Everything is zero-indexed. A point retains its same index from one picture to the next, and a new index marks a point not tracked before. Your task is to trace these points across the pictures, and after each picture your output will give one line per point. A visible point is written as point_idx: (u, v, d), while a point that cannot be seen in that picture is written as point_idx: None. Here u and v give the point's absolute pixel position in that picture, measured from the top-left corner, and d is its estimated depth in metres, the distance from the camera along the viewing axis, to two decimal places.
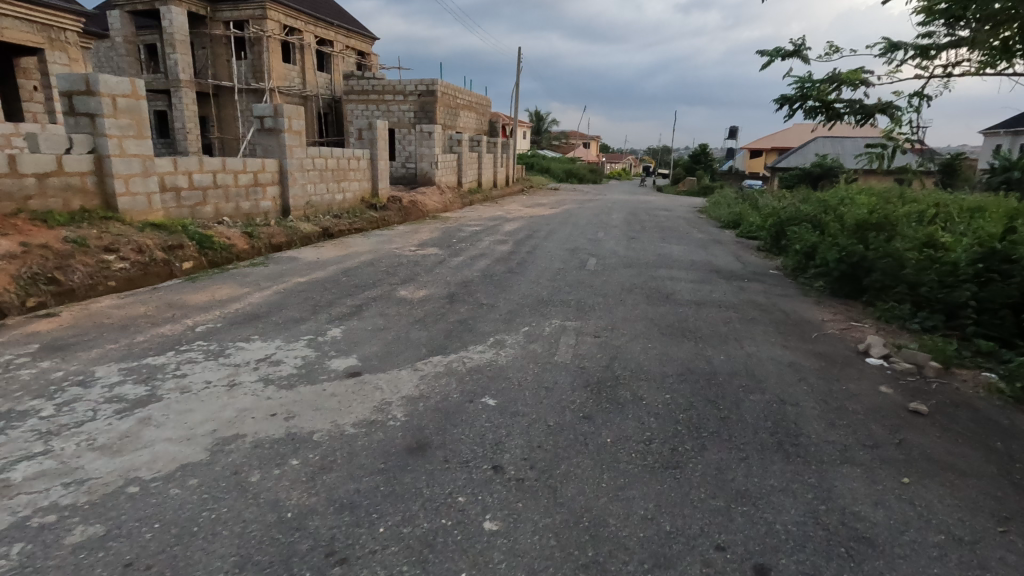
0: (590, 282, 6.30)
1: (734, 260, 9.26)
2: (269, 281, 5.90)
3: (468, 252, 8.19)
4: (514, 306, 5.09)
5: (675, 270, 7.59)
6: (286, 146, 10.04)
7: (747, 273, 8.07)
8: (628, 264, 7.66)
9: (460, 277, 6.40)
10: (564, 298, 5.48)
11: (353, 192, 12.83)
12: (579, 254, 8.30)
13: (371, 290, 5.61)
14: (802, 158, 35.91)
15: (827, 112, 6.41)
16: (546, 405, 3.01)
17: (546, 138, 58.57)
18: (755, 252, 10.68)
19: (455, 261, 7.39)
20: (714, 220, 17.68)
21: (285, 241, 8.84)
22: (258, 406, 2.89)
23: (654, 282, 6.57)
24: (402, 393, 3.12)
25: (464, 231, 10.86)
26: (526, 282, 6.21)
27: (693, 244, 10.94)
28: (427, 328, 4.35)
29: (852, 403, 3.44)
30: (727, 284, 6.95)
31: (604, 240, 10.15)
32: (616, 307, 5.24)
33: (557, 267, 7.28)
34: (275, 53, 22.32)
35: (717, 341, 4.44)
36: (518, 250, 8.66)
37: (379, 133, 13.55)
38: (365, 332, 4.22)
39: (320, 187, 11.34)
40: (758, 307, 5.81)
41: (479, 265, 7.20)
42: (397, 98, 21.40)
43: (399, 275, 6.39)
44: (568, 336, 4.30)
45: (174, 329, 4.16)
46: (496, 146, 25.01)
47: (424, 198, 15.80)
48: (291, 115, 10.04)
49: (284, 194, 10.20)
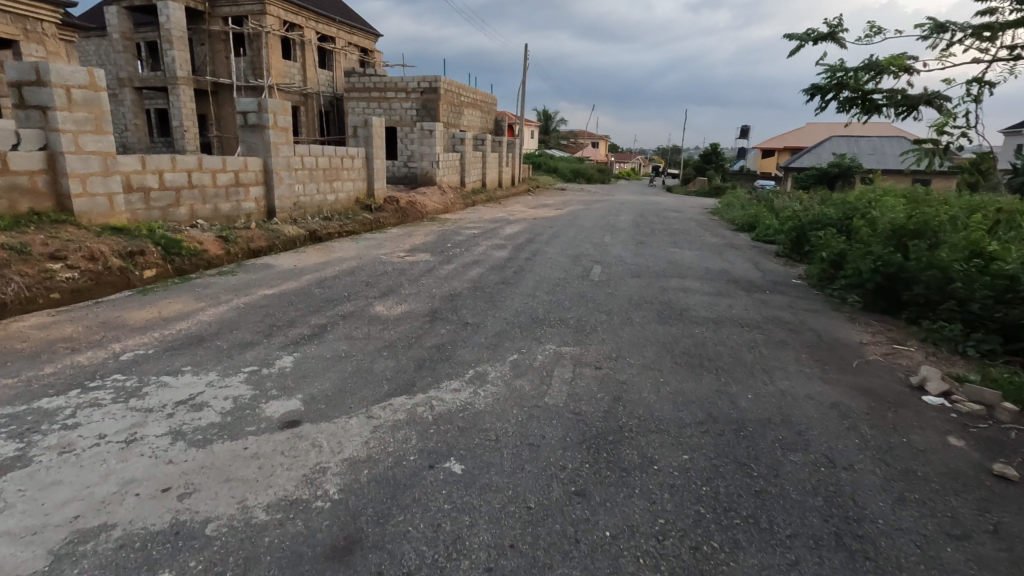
0: (593, 296, 5.59)
1: (751, 268, 8.51)
2: (231, 293, 5.25)
3: (461, 259, 7.51)
4: (503, 327, 4.40)
5: (689, 280, 6.86)
6: (270, 143, 9.42)
7: (767, 283, 7.31)
8: (636, 274, 6.94)
9: (448, 289, 5.72)
10: (562, 315, 4.79)
11: (347, 192, 12.19)
12: (582, 262, 7.59)
13: (344, 306, 4.94)
14: (817, 158, 34.90)
15: (864, 104, 5.64)
16: (527, 475, 2.32)
17: (554, 138, 57.81)
18: (773, 259, 9.91)
19: (445, 270, 6.71)
20: (726, 222, 16.89)
21: (265, 245, 8.19)
22: (149, 479, 2.21)
23: (665, 296, 5.85)
24: (344, 455, 2.44)
25: (461, 235, 10.18)
26: (521, 295, 5.53)
27: (707, 249, 10.19)
28: (397, 356, 3.68)
29: (919, 465, 2.71)
30: (748, 297, 6.21)
31: (612, 246, 9.42)
32: (623, 328, 4.52)
33: (557, 276, 6.58)
34: (275, 49, 21.76)
35: (742, 374, 3.71)
36: (517, 256, 7.97)
37: (374, 130, 12.93)
38: (321, 361, 3.55)
39: (311, 187, 10.73)
40: (786, 327, 5.07)
41: (471, 275, 6.51)
42: (399, 95, 20.80)
43: (379, 286, 5.73)
44: (562, 367, 3.59)
45: (94, 357, 3.50)
46: (501, 145, 24.32)
47: (423, 199, 15.14)
48: (276, 111, 9.44)
49: (269, 195, 9.58)
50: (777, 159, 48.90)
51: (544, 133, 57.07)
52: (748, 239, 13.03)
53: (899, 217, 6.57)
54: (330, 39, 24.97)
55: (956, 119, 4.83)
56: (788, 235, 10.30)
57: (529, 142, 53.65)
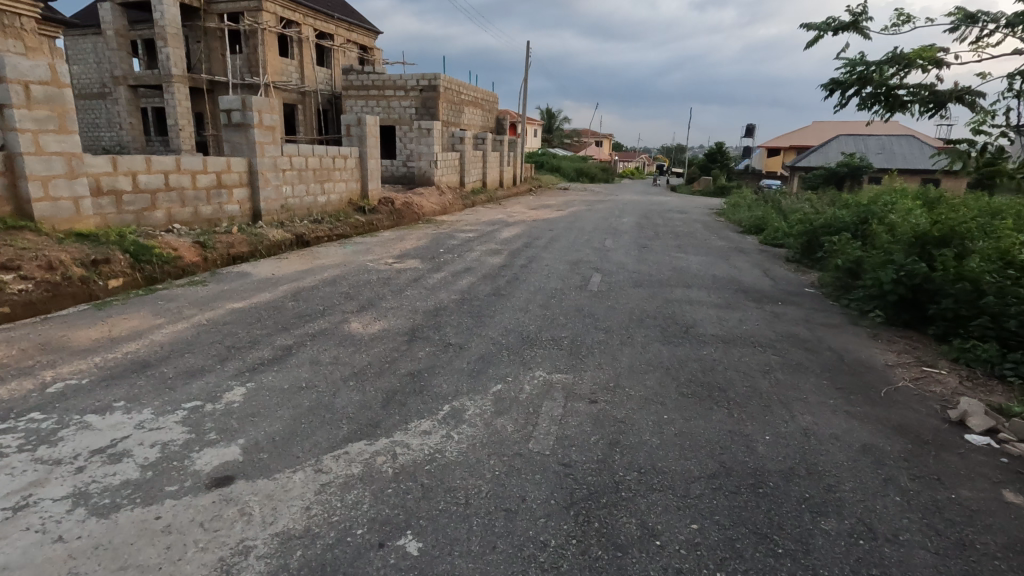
0: (591, 310, 5.15)
1: (761, 275, 8.03)
2: (196, 307, 4.82)
3: (452, 267, 7.07)
4: (489, 349, 3.96)
5: (695, 291, 6.39)
6: (255, 143, 9.00)
7: (779, 292, 6.83)
8: (638, 283, 6.48)
9: (434, 301, 5.28)
10: (555, 334, 4.34)
11: (339, 194, 11.77)
12: (581, 269, 7.15)
13: (317, 322, 4.51)
14: (824, 157, 34.36)
15: (888, 101, 5.17)
16: (499, 559, 1.88)
17: (557, 137, 57.33)
18: (783, 264, 9.43)
19: (434, 279, 6.27)
20: (732, 224, 16.39)
21: (247, 250, 7.76)
22: (24, 566, 1.77)
23: (669, 309, 5.39)
24: (276, 528, 2.00)
25: (456, 239, 9.74)
26: (513, 309, 5.08)
27: (713, 254, 9.71)
28: (365, 386, 3.24)
29: (975, 533, 2.25)
30: (759, 310, 5.75)
31: (614, 250, 8.94)
32: (623, 350, 4.06)
33: (553, 286, 6.13)
34: (272, 46, 21.36)
35: (756, 408, 3.26)
36: (512, 262, 7.53)
37: (368, 129, 12.49)
38: (276, 394, 3.11)
39: (300, 188, 10.32)
40: (802, 347, 4.60)
41: (461, 284, 6.07)
42: (397, 93, 20.36)
43: (359, 299, 5.29)
44: (551, 401, 3.14)
45: (18, 388, 3.07)
46: (502, 144, 23.87)
47: (420, 200, 14.72)
48: (261, 109, 9.02)
49: (254, 197, 9.16)
50: (783, 158, 48.24)
51: (547, 132, 56.49)
52: (755, 242, 12.53)
53: (922, 223, 6.10)
54: (329, 37, 24.56)
55: (993, 117, 4.36)
56: (798, 238, 9.83)
57: (532, 140, 53.15)
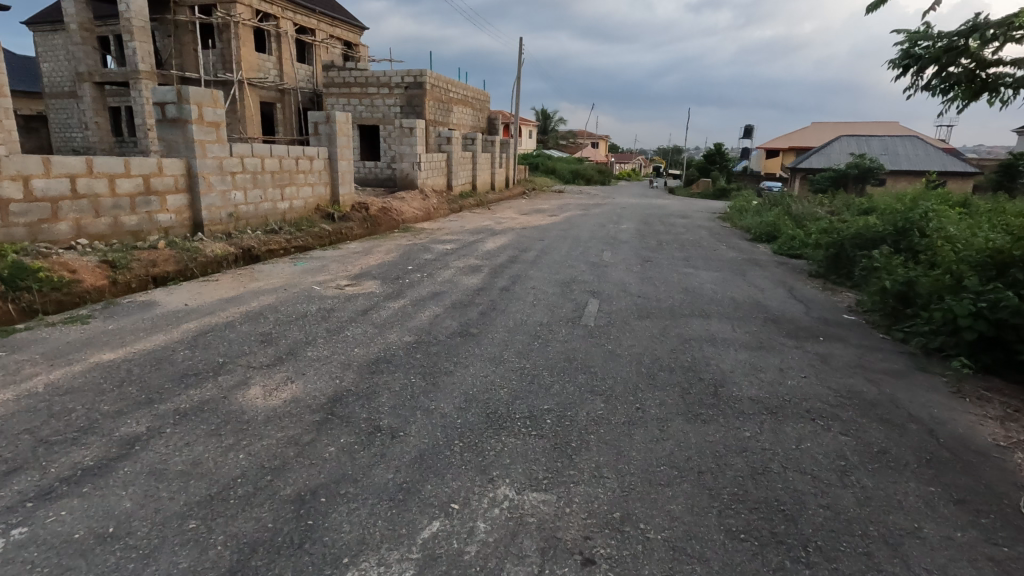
0: (586, 359, 3.89)
1: (787, 297, 6.80)
2: (47, 363, 3.52)
3: (418, 292, 5.81)
4: (435, 439, 2.70)
5: (716, 325, 5.14)
6: (195, 141, 7.70)
7: (816, 324, 5.58)
8: (645, 314, 5.23)
9: (381, 347, 4.01)
10: (536, 407, 3.08)
11: (304, 199, 10.52)
12: (574, 293, 5.91)
13: (202, 387, 3.22)
14: (826, 158, 33.24)
15: (975, 84, 3.97)
16: None
17: (553, 138, 56.06)
18: (807, 281, 8.22)
19: (390, 311, 5.01)
20: (739, 230, 15.20)
21: (175, 268, 6.47)
22: None
23: (688, 356, 4.13)
24: None
25: (432, 252, 8.49)
26: (483, 359, 3.82)
27: (727, 269, 8.46)
28: (212, 535, 1.96)
29: None
30: (801, 352, 4.51)
31: (615, 267, 7.69)
32: (631, 437, 2.80)
33: (539, 319, 4.87)
34: (247, 41, 20.04)
35: (852, 565, 2.00)
36: (492, 283, 6.29)
37: (338, 127, 11.23)
38: (47, 560, 1.82)
39: (254, 194, 9.05)
40: (875, 416, 3.36)
41: (422, 318, 4.83)
42: (381, 91, 19.09)
43: (281, 344, 4.01)
44: (515, 565, 1.88)
45: None
46: (493, 145, 22.63)
47: (400, 205, 13.46)
48: (201, 102, 7.73)
49: (195, 205, 7.89)
50: (783, 159, 47.22)
51: (543, 133, 55.45)
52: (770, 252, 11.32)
53: (999, 241, 4.90)
54: (309, 31, 23.31)
55: None
56: (823, 251, 8.64)
57: (526, 142, 52.03)
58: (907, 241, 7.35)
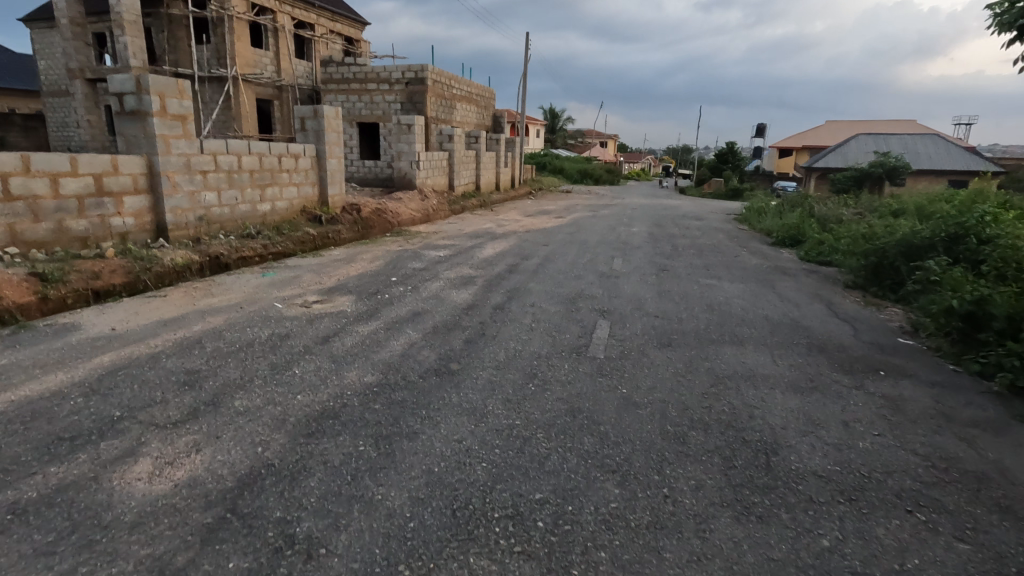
0: (592, 411, 3.01)
1: (827, 314, 5.89)
2: None
3: (396, 310, 4.97)
4: (371, 561, 1.83)
5: (752, 355, 4.23)
6: (157, 136, 6.89)
7: (870, 351, 4.67)
8: (666, 341, 4.33)
9: (333, 393, 3.14)
10: (524, 497, 2.21)
11: (288, 200, 9.71)
12: (579, 313, 5.04)
13: (70, 461, 2.37)
14: (843, 157, 32.07)
15: None
16: None
17: (561, 137, 55.08)
18: (844, 294, 7.30)
19: (357, 337, 4.15)
20: (759, 234, 14.24)
21: (124, 281, 5.67)
22: None
23: (725, 406, 3.24)
24: None
25: (423, 259, 7.66)
26: (460, 413, 2.95)
27: (753, 280, 7.54)
28: None
29: None
30: (862, 396, 3.62)
31: (627, 278, 6.81)
32: (659, 557, 1.92)
33: (537, 349, 4.01)
34: (242, 36, 19.34)
35: None
36: (484, 299, 5.44)
37: (327, 122, 10.40)
38: None
39: (228, 195, 8.24)
40: (990, 502, 2.46)
41: (395, 346, 3.99)
42: (381, 87, 18.25)
43: (206, 387, 3.15)
44: None
45: None
46: (497, 143, 21.77)
47: (396, 206, 12.64)
48: (164, 92, 6.92)
49: (158, 207, 7.09)
50: (796, 159, 46.02)
51: (550, 132, 54.58)
52: (795, 258, 10.38)
53: None
54: (308, 27, 22.58)
55: None
56: (862, 259, 7.68)
57: (534, 141, 51.12)
58: (965, 249, 6.37)
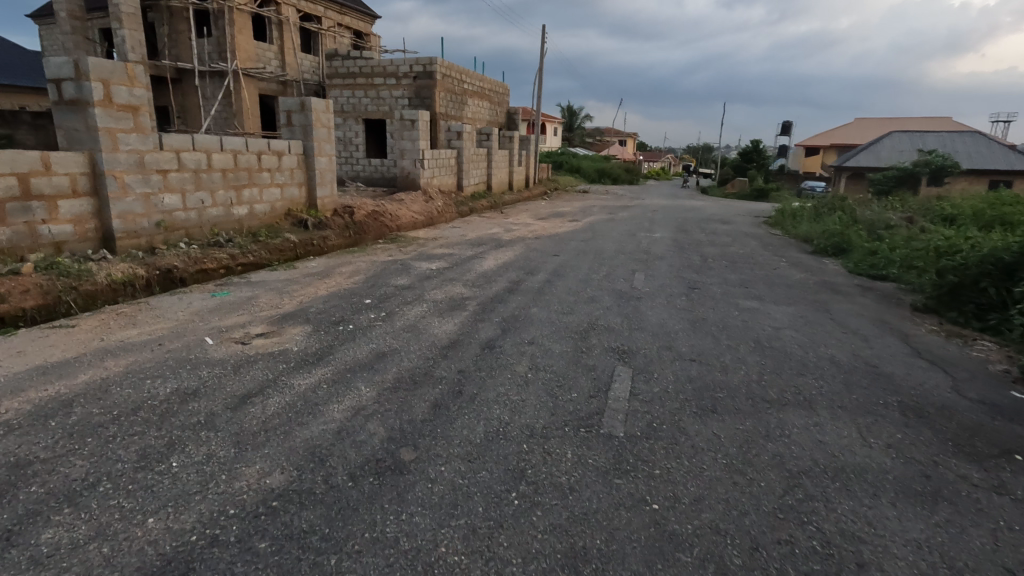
0: (604, 559, 1.89)
1: (909, 353, 4.64)
2: None
3: (355, 350, 3.87)
4: None
5: (831, 429, 3.04)
6: (100, 129, 5.91)
7: (987, 416, 3.44)
8: (707, 406, 3.16)
9: (206, 514, 2.05)
10: None
11: (270, 203, 8.71)
12: (592, 356, 3.88)
13: None
14: (875, 155, 30.28)
15: None
16: None
17: (579, 135, 53.58)
18: (915, 320, 6.02)
19: (287, 398, 3.05)
20: (794, 240, 12.88)
21: (40, 304, 4.68)
22: None
23: (813, 539, 2.08)
24: None
25: (409, 273, 6.56)
26: (396, 565, 1.82)
27: (802, 302, 6.28)
28: None
29: None
30: (1013, 508, 2.42)
31: (652, 300, 5.60)
32: None
33: (530, 420, 2.88)
34: (244, 29, 18.44)
35: None
36: (472, 332, 4.32)
37: (315, 116, 9.37)
38: None
39: (194, 198, 7.25)
40: None
41: (333, 415, 2.88)
42: (388, 81, 17.22)
43: (17, 501, 2.08)
44: None
45: None
46: (510, 141, 20.65)
47: (395, 208, 11.58)
48: (109, 78, 5.95)
49: (104, 213, 6.11)
50: (824, 158, 44.13)
51: (568, 130, 53.18)
52: (844, 270, 9.06)
53: None
54: (315, 19, 21.64)
55: None
56: (933, 276, 6.40)
57: (551, 139, 49.82)
58: None
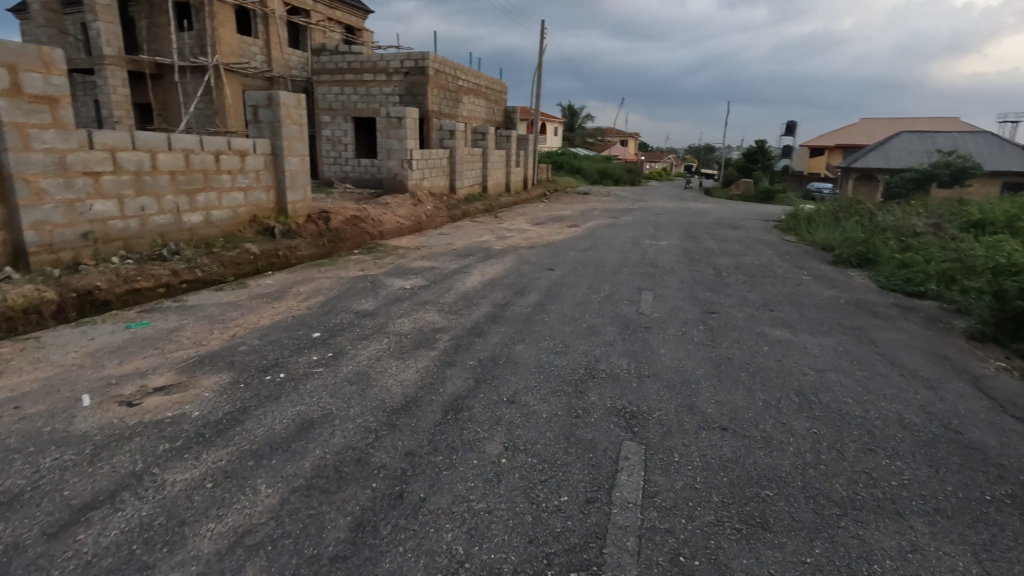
0: None
1: (989, 407, 3.68)
2: None
3: (275, 415, 2.91)
4: None
5: (939, 560, 2.07)
6: (6, 124, 4.97)
7: None
8: (755, 520, 2.19)
9: None
10: None
11: (230, 209, 7.74)
12: (591, 424, 2.92)
13: None
14: (885, 156, 29.27)
15: None
16: None
17: (580, 134, 52.52)
18: (975, 353, 5.06)
19: (142, 513, 2.08)
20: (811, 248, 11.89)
21: None
22: None
23: None
24: None
25: (376, 294, 5.59)
26: None
27: (840, 330, 5.32)
28: None
29: None
30: None
31: (665, 332, 4.62)
32: None
33: (495, 556, 1.92)
34: (226, 21, 17.45)
35: None
36: (435, 384, 3.36)
37: (285, 111, 8.41)
38: None
39: (135, 204, 6.30)
40: None
41: (205, 545, 1.93)
42: (378, 77, 16.26)
43: None
44: None
45: None
46: (507, 141, 19.70)
47: (377, 212, 10.61)
48: (16, 63, 5.00)
49: (13, 223, 5.18)
50: (829, 159, 43.15)
51: (568, 129, 52.15)
52: (875, 284, 8.07)
53: None
54: (302, 13, 20.67)
55: None
56: (993, 299, 5.43)
57: (551, 139, 48.80)
58: None
